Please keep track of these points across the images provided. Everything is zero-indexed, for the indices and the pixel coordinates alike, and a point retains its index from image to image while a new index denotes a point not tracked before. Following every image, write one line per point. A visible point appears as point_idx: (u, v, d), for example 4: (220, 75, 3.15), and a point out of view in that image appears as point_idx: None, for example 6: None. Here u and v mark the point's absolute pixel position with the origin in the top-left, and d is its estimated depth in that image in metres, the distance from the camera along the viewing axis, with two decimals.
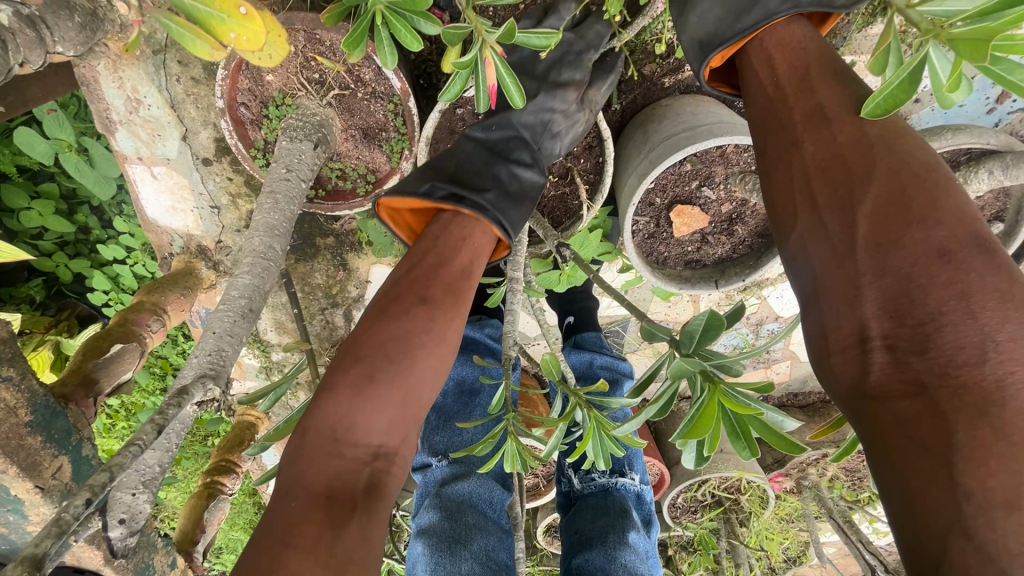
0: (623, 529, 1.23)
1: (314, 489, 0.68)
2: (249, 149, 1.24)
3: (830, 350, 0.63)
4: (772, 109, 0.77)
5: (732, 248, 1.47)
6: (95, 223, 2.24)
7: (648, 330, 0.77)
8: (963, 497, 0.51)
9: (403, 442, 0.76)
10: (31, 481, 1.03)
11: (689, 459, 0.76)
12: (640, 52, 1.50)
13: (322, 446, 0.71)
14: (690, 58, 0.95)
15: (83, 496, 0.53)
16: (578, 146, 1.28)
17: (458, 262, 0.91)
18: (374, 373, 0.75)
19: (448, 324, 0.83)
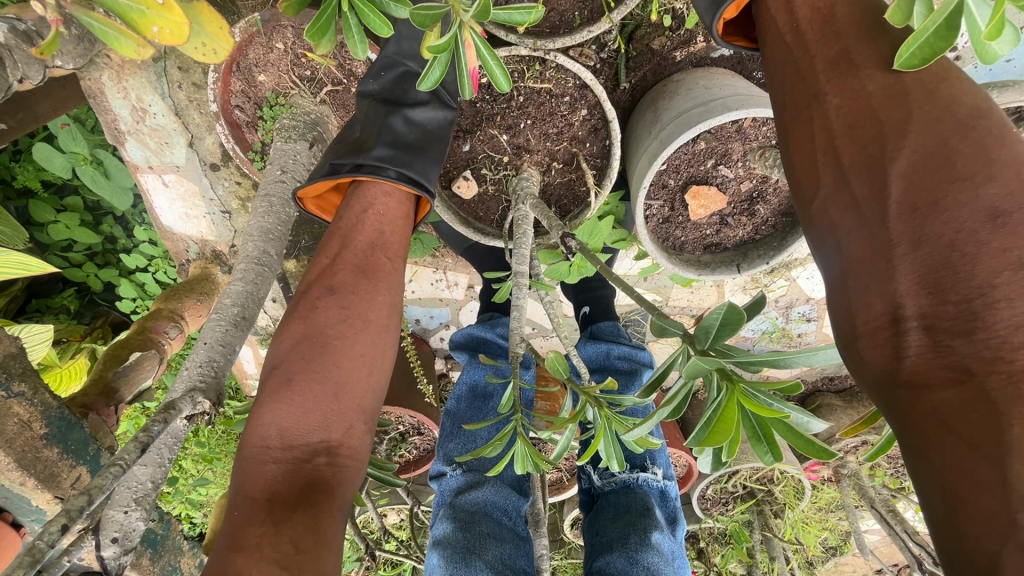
0: (646, 529, 1.09)
1: (252, 495, 0.70)
2: (247, 152, 1.22)
3: (857, 333, 0.56)
4: (788, 61, 0.67)
5: (753, 230, 1.38)
6: (120, 233, 2.29)
7: (659, 326, 0.70)
8: (1016, 504, 0.45)
9: (347, 432, 0.76)
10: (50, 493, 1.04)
11: (706, 463, 0.69)
12: (647, 26, 1.41)
13: (256, 453, 0.72)
14: (700, 12, 0.79)
15: (57, 522, 0.52)
16: (583, 130, 1.20)
17: (368, 241, 0.88)
18: (290, 379, 0.75)
19: (365, 304, 0.83)
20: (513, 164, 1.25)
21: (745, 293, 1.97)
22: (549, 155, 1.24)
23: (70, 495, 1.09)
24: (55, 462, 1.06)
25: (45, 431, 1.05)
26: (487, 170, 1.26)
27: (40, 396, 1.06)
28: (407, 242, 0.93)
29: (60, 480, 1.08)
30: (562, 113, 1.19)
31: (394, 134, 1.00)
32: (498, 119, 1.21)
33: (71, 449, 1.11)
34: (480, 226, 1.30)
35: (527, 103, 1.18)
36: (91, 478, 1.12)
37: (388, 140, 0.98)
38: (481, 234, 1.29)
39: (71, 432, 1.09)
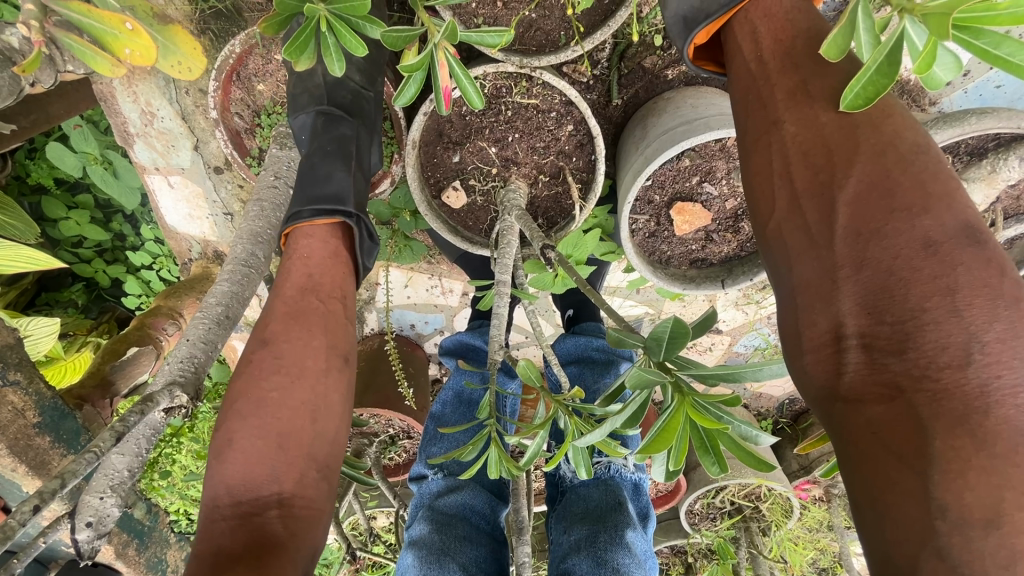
0: (618, 527, 1.02)
1: (206, 555, 0.71)
2: (245, 157, 1.27)
3: (804, 348, 0.58)
4: (750, 85, 0.68)
5: (738, 246, 1.40)
6: (129, 231, 2.35)
7: (616, 338, 0.73)
8: (935, 512, 0.48)
9: (298, 483, 0.76)
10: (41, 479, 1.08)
11: (659, 472, 0.70)
12: (639, 44, 1.45)
13: (210, 511, 0.75)
14: (674, 38, 0.79)
15: (30, 503, 0.55)
16: (569, 144, 1.23)
17: (297, 287, 0.87)
18: (232, 437, 0.77)
19: (296, 350, 0.82)
20: (501, 176, 1.28)
21: (736, 309, 2.02)
22: (536, 169, 1.27)
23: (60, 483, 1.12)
24: (47, 449, 1.10)
25: (39, 419, 1.09)
26: (475, 181, 1.29)
27: (35, 386, 1.09)
28: (339, 277, 0.90)
29: (51, 467, 1.11)
30: (549, 128, 1.22)
31: (314, 179, 0.98)
32: (487, 132, 1.24)
33: (63, 438, 1.14)
34: (467, 235, 1.33)
35: (516, 117, 1.22)
36: None
37: (306, 186, 0.98)
38: (469, 242, 1.32)
39: (64, 421, 1.12)
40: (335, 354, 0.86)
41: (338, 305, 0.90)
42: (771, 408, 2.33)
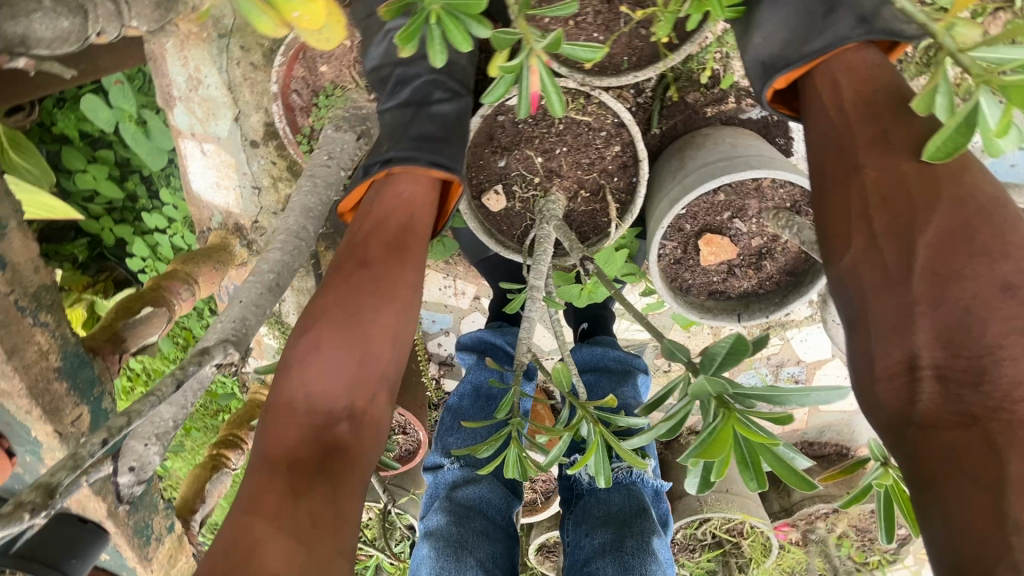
0: (643, 533, 1.10)
1: (277, 455, 0.76)
2: (296, 135, 1.28)
3: (875, 377, 0.62)
4: (829, 130, 0.72)
5: (757, 283, 1.45)
6: (142, 192, 2.31)
7: (667, 349, 0.76)
8: (1009, 528, 0.52)
9: (368, 404, 0.82)
10: (50, 424, 1.05)
11: (693, 484, 0.73)
12: (684, 79, 1.51)
13: (283, 420, 0.78)
14: (752, 79, 0.87)
15: (100, 436, 0.59)
16: (613, 164, 1.28)
17: (399, 225, 0.93)
18: (321, 343, 0.82)
19: (386, 283, 0.88)
20: (542, 186, 1.32)
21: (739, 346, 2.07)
22: (578, 183, 1.31)
23: (69, 432, 1.09)
24: (62, 396, 1.06)
25: (59, 364, 1.04)
26: (517, 187, 1.33)
27: (61, 331, 1.03)
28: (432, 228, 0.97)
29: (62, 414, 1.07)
30: (597, 146, 1.26)
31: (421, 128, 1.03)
32: (537, 142, 1.28)
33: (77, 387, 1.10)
34: (501, 238, 1.36)
35: (566, 132, 1.26)
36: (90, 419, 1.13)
37: (416, 134, 1.02)
38: (502, 246, 1.35)
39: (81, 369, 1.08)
40: (417, 284, 0.92)
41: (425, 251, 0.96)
42: None
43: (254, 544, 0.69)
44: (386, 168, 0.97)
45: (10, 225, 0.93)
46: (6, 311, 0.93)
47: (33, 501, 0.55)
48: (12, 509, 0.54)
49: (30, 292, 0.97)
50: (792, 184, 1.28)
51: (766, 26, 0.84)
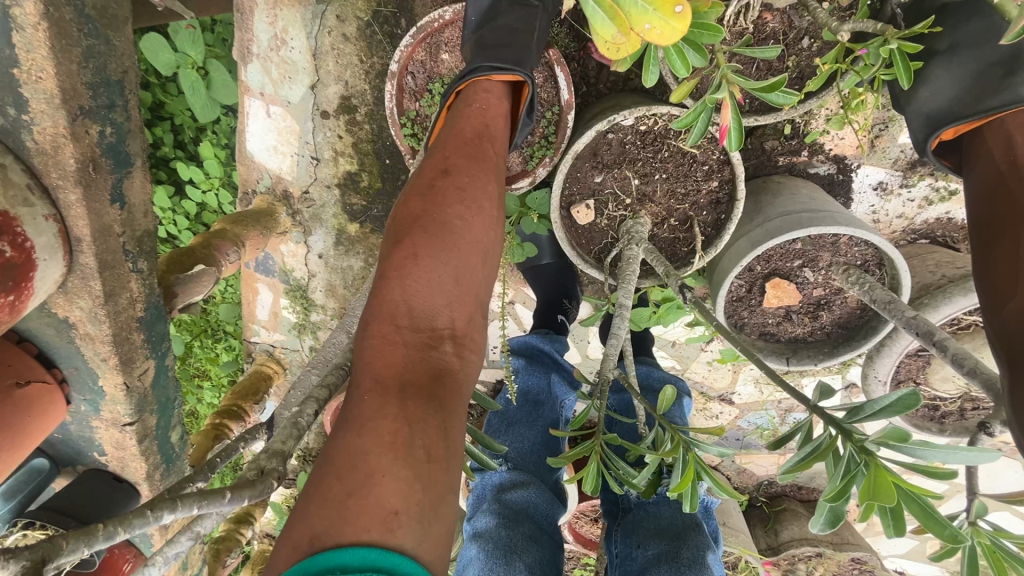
0: (700, 548, 1.14)
1: (386, 377, 0.74)
2: (400, 116, 1.27)
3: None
4: (1002, 189, 0.92)
5: (810, 331, 1.51)
6: (169, 141, 2.16)
7: (820, 387, 0.80)
8: None
9: (466, 326, 0.82)
10: (122, 375, 1.23)
11: (816, 523, 0.77)
12: (768, 127, 1.56)
13: (386, 331, 0.78)
14: (912, 128, 1.02)
15: (311, 409, 0.74)
16: (707, 198, 1.32)
17: (475, 131, 0.96)
18: (417, 253, 0.82)
19: (473, 188, 0.90)
20: (632, 208, 1.35)
21: (755, 386, 2.11)
22: (667, 211, 1.34)
23: (134, 384, 1.27)
24: (136, 346, 1.23)
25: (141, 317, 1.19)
26: (609, 206, 1.35)
27: (151, 279, 1.21)
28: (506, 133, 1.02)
29: (133, 366, 1.25)
30: (696, 178, 1.30)
31: (486, 38, 1.06)
32: (638, 165, 1.30)
33: (150, 339, 1.28)
34: (582, 252, 1.38)
35: (670, 159, 1.29)
36: (153, 373, 1.30)
37: (495, 47, 1.04)
38: (583, 260, 1.36)
39: (157, 323, 1.26)
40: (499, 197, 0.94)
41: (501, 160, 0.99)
42: (749, 484, 2.40)
43: (371, 474, 0.66)
44: (461, 84, 1.03)
45: (136, 164, 1.13)
46: (116, 253, 1.13)
47: (272, 470, 0.65)
48: (260, 476, 0.64)
49: (135, 239, 1.16)
50: (868, 244, 1.36)
51: (934, 82, 0.96)
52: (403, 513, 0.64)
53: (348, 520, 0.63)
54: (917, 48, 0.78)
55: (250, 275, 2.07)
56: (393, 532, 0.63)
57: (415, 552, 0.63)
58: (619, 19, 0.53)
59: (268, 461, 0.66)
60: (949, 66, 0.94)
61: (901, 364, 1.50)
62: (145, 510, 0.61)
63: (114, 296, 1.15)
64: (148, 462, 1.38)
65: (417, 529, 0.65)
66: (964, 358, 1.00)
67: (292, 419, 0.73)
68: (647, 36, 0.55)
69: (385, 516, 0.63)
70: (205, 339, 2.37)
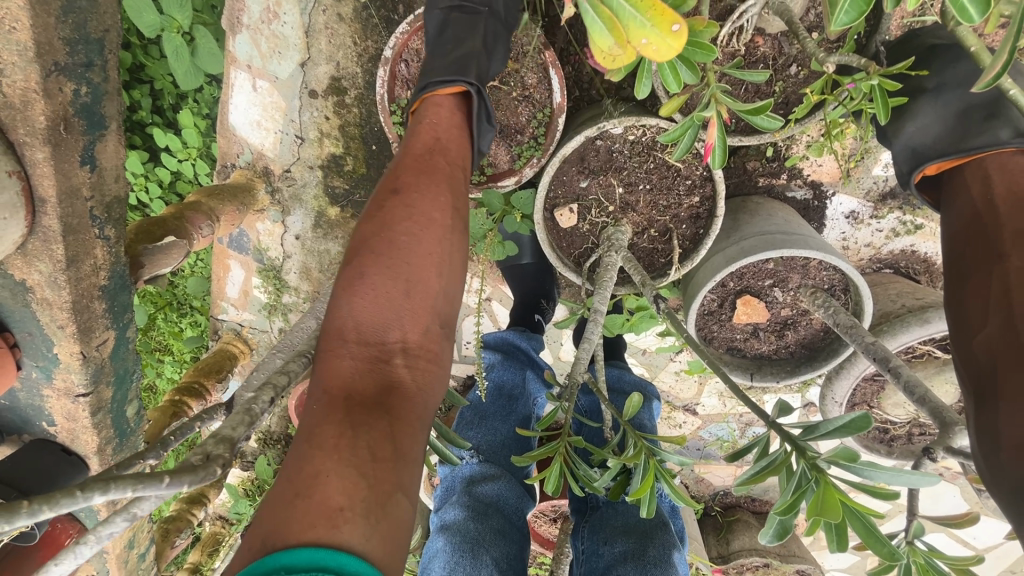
0: (665, 546, 1.17)
1: (331, 390, 0.74)
2: (390, 103, 1.26)
3: (1001, 447, 0.72)
4: (980, 222, 0.88)
5: (775, 349, 1.56)
6: (148, 105, 2.09)
7: (780, 404, 0.83)
8: None
9: (419, 336, 0.81)
10: (79, 344, 1.18)
11: (765, 535, 0.79)
12: (751, 148, 1.60)
13: (335, 347, 0.78)
14: (897, 161, 1.02)
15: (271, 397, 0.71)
16: (688, 212, 1.34)
17: (427, 145, 0.95)
18: (364, 270, 0.81)
19: (424, 204, 0.87)
20: (614, 215, 1.36)
21: (719, 398, 2.17)
22: (648, 221, 1.37)
23: (91, 355, 1.22)
24: (96, 316, 1.19)
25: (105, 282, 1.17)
26: (592, 211, 1.36)
27: (117, 248, 1.17)
28: (462, 146, 0.99)
29: (91, 337, 1.21)
30: (679, 191, 1.32)
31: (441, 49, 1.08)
32: (623, 173, 1.32)
33: (111, 310, 1.24)
34: (562, 254, 1.39)
35: (654, 171, 1.31)
36: (113, 345, 1.26)
37: (445, 62, 1.05)
38: (562, 263, 1.37)
39: (120, 293, 1.22)
40: (455, 206, 0.91)
41: (457, 170, 0.97)
42: (706, 494, 2.46)
43: (316, 477, 0.66)
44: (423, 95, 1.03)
45: (111, 127, 1.10)
46: (81, 217, 1.08)
47: (222, 455, 0.62)
48: (206, 461, 0.60)
49: (104, 204, 1.13)
50: (836, 269, 1.40)
51: (921, 118, 0.96)
52: (349, 510, 0.64)
53: (294, 519, 0.63)
54: (896, 85, 0.81)
55: (222, 251, 2.02)
56: (339, 528, 0.63)
57: (362, 549, 0.62)
58: (618, 32, 0.53)
59: (214, 447, 0.63)
60: (935, 103, 0.95)
61: (858, 387, 1.56)
62: (78, 492, 0.54)
63: (75, 262, 1.11)
64: (100, 436, 1.33)
65: (364, 525, 0.64)
66: (916, 384, 1.04)
67: (249, 405, 0.70)
68: (641, 51, 0.55)
69: (330, 513, 0.63)
70: (169, 313, 2.30)
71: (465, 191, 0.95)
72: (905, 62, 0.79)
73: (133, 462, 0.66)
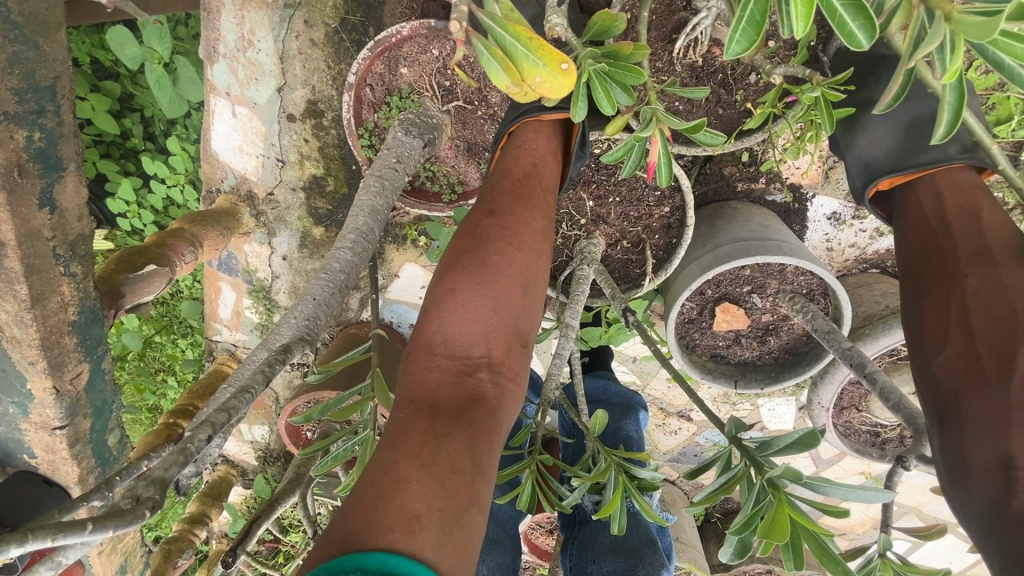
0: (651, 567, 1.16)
1: (418, 400, 0.73)
2: (358, 127, 1.28)
3: (968, 471, 0.70)
4: (932, 240, 0.85)
5: (758, 354, 1.55)
6: (139, 132, 2.14)
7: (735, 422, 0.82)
8: None
9: (506, 354, 0.79)
10: (51, 379, 1.22)
11: (725, 551, 0.78)
12: (727, 154, 1.59)
13: (423, 359, 0.77)
14: (850, 175, 1.00)
15: (206, 432, 0.69)
16: (659, 223, 1.35)
17: (525, 170, 0.95)
18: (455, 285, 0.81)
19: (520, 224, 0.87)
20: (586, 228, 1.37)
21: None
22: (621, 233, 1.37)
23: (65, 388, 1.26)
24: (68, 351, 1.23)
25: (75, 317, 1.22)
26: (563, 225, 1.37)
27: (85, 284, 1.22)
28: (557, 173, 0.98)
29: (63, 372, 1.25)
30: (648, 203, 1.33)
31: None
32: (592, 187, 1.33)
33: (84, 343, 1.28)
34: None
35: (623, 184, 1.32)
36: (87, 378, 1.30)
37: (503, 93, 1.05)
38: None
39: (91, 327, 1.25)
40: (547, 230, 0.90)
41: (552, 198, 0.96)
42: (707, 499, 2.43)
43: (396, 481, 0.64)
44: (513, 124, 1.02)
45: (69, 168, 1.15)
46: (44, 257, 1.13)
47: (151, 498, 0.61)
48: (135, 504, 0.60)
49: (69, 241, 1.18)
50: (813, 274, 1.39)
51: (872, 131, 0.96)
52: (426, 517, 0.62)
53: (372, 522, 0.61)
54: (840, 96, 0.80)
55: (213, 273, 2.05)
56: (415, 535, 0.60)
57: (434, 559, 0.59)
58: (512, 71, 0.54)
59: (145, 488, 0.62)
60: (885, 116, 0.96)
61: (844, 391, 1.54)
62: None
63: (42, 300, 1.15)
64: (81, 466, 1.36)
65: (438, 534, 0.61)
66: (891, 390, 1.02)
67: (181, 444, 0.68)
68: (539, 91, 0.56)
69: (408, 519, 0.61)
70: (166, 335, 2.34)
71: (555, 217, 0.94)
72: (846, 72, 0.79)
73: (77, 504, 0.66)
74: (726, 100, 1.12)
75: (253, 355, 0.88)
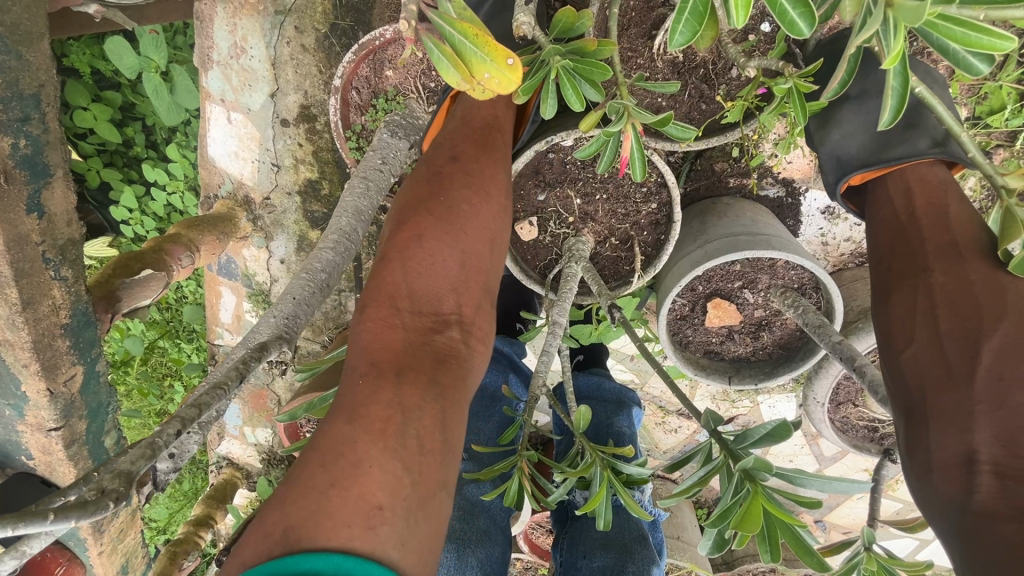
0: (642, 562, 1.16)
1: (381, 363, 0.71)
2: (346, 130, 1.31)
3: (933, 466, 0.69)
4: (901, 236, 0.84)
5: (751, 350, 1.54)
6: (141, 140, 2.18)
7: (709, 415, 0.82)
8: None
9: (475, 313, 0.81)
10: (44, 381, 1.25)
11: (705, 545, 0.80)
12: (717, 149, 1.59)
13: (385, 317, 0.76)
14: (824, 171, 1.00)
15: (175, 427, 0.70)
16: (646, 220, 1.35)
17: (484, 121, 0.96)
18: (422, 233, 0.81)
19: (484, 176, 0.89)
20: (574, 225, 1.37)
21: None
22: (609, 230, 1.37)
23: (59, 390, 1.29)
24: (62, 353, 1.26)
25: (67, 320, 1.25)
26: (551, 223, 1.37)
27: (76, 287, 1.24)
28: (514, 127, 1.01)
29: (57, 374, 1.28)
30: (635, 200, 1.33)
31: None
32: (579, 185, 1.33)
33: (78, 346, 1.31)
34: (526, 267, 1.41)
35: (609, 182, 1.32)
36: (81, 380, 1.32)
37: None
38: (525, 274, 1.39)
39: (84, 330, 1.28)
40: (507, 182, 0.93)
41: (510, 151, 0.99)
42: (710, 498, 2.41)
43: (357, 463, 0.63)
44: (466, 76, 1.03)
45: (56, 174, 1.18)
46: (34, 261, 1.16)
47: (114, 491, 0.63)
48: (99, 496, 0.62)
49: (59, 246, 1.21)
50: (804, 269, 1.38)
51: (845, 126, 0.96)
52: (386, 509, 0.62)
53: (327, 513, 0.60)
54: (813, 87, 0.80)
55: (213, 277, 2.08)
56: (374, 530, 0.60)
57: (396, 557, 0.60)
58: (462, 68, 0.54)
59: (111, 481, 0.64)
60: (859, 111, 0.96)
61: (839, 386, 1.53)
62: None
63: (33, 304, 1.18)
64: (77, 466, 1.39)
65: (400, 529, 0.61)
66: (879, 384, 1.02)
67: (150, 438, 0.70)
68: (489, 87, 0.56)
69: (368, 511, 0.61)
70: (170, 340, 2.38)
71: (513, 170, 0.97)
72: (818, 63, 0.79)
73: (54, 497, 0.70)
74: (706, 96, 1.12)
75: (231, 352, 0.90)
